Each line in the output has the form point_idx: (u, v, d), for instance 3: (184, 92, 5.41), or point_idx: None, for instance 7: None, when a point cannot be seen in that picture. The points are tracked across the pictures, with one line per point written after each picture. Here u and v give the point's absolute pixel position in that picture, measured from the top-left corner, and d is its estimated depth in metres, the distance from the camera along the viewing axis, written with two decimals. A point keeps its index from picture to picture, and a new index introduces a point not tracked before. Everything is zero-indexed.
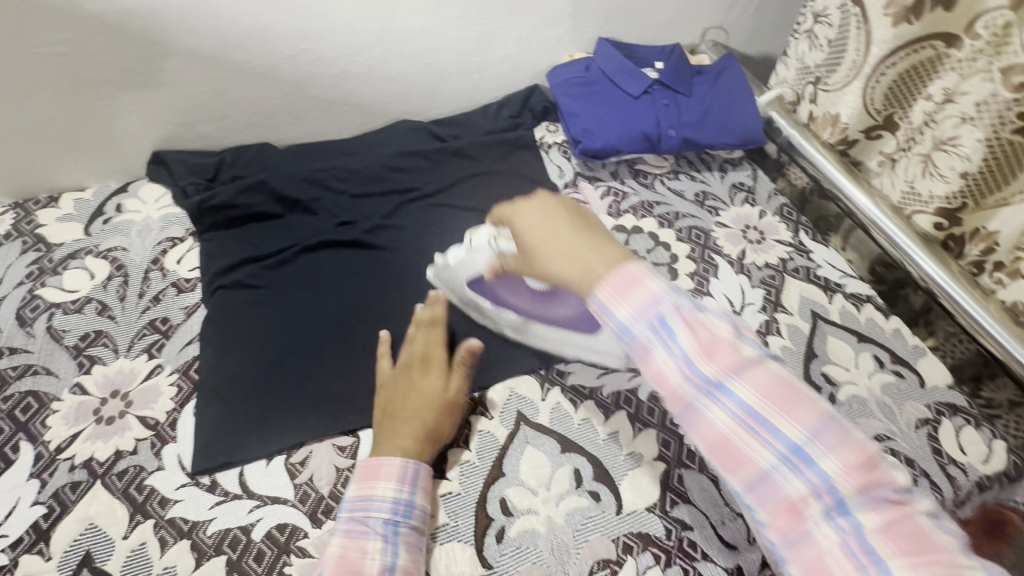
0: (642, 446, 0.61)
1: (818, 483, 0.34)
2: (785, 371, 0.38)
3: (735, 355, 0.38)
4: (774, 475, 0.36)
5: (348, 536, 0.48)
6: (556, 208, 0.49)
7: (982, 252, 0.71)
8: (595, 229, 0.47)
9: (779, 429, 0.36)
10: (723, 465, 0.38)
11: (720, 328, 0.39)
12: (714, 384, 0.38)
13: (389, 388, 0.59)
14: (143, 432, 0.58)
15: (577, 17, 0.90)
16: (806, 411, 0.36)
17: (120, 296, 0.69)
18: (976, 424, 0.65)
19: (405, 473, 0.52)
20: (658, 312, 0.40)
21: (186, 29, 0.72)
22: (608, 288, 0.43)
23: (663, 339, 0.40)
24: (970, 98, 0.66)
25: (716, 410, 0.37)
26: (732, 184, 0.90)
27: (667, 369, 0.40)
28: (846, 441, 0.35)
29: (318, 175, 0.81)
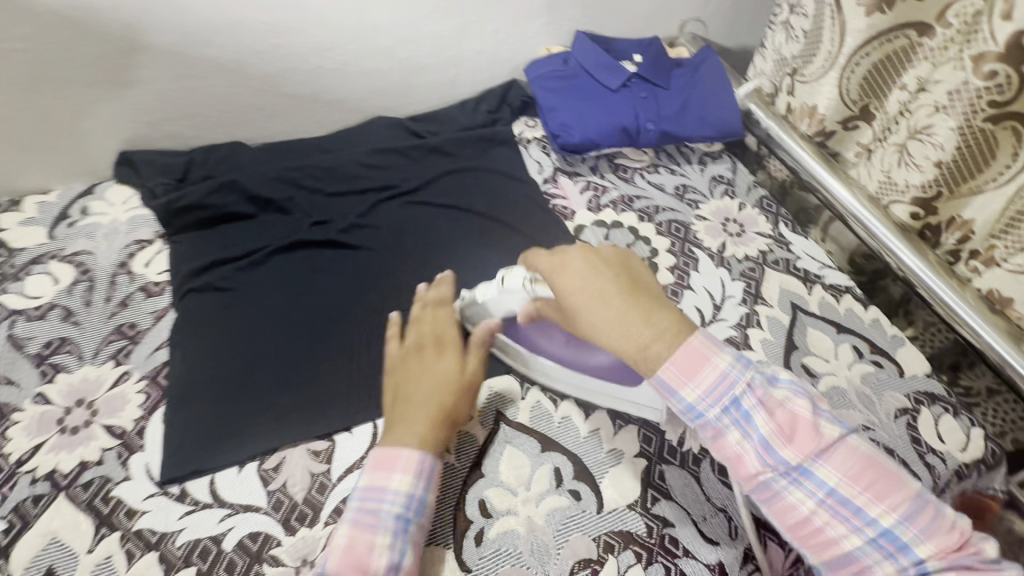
0: (623, 443, 0.61)
1: (906, 563, 0.38)
2: (862, 447, 0.42)
3: (814, 438, 0.41)
4: (859, 554, 0.39)
5: (355, 527, 0.45)
6: (602, 265, 0.48)
7: (958, 241, 0.72)
8: (643, 292, 0.47)
9: (866, 510, 0.40)
10: (807, 546, 0.41)
11: (796, 409, 0.43)
12: (796, 469, 0.41)
13: (400, 371, 0.56)
14: (110, 442, 0.56)
15: (554, 10, 0.89)
16: (888, 490, 0.40)
17: (85, 301, 0.67)
18: (954, 413, 0.65)
19: (421, 469, 0.48)
20: (735, 397, 0.43)
21: (149, 24, 0.69)
22: (673, 366, 0.44)
23: (740, 424, 0.43)
24: (943, 87, 0.65)
25: (800, 494, 0.41)
26: (712, 176, 0.89)
27: (741, 450, 0.43)
28: (929, 517, 0.39)
29: (292, 173, 0.79)
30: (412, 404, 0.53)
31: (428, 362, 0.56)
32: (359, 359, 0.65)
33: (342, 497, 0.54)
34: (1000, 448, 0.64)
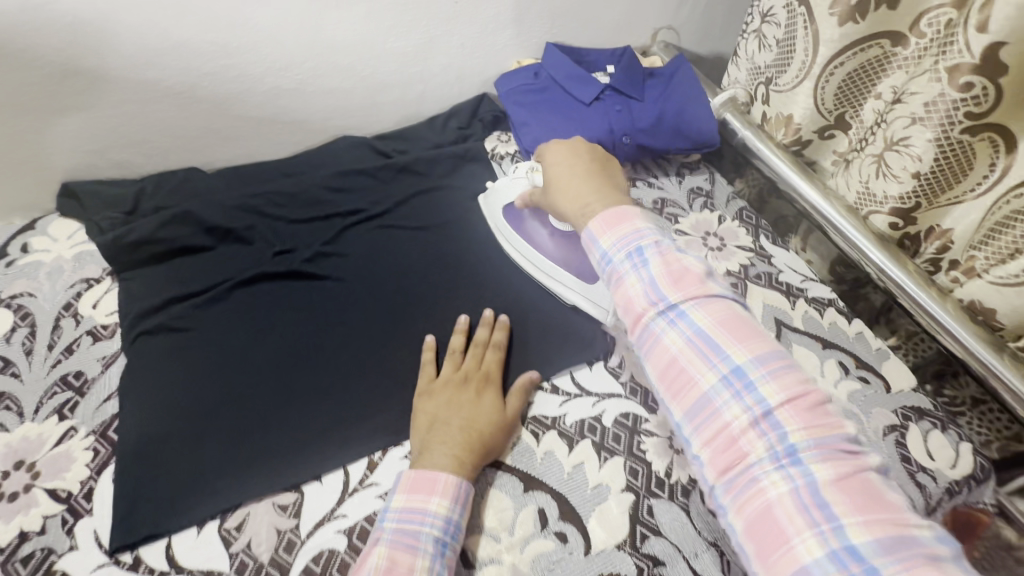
0: (609, 477, 0.58)
1: (757, 411, 0.39)
2: (741, 309, 0.44)
3: (699, 287, 0.44)
4: (716, 399, 0.40)
5: (394, 548, 0.46)
6: (582, 151, 0.60)
7: (937, 250, 0.71)
8: (608, 181, 0.56)
9: (730, 356, 0.41)
10: (672, 387, 0.43)
11: (692, 264, 0.46)
12: (675, 310, 0.44)
13: (440, 397, 0.59)
14: (53, 508, 0.51)
15: (522, 22, 0.86)
16: (756, 342, 0.42)
17: (26, 349, 0.62)
18: (942, 428, 0.64)
19: (459, 494, 0.51)
20: (638, 244, 0.47)
21: (83, 49, 0.64)
22: (599, 219, 0.50)
23: (636, 267, 0.46)
24: (920, 99, 0.64)
25: (673, 334, 0.43)
26: (690, 189, 0.88)
27: (633, 292, 0.46)
28: (793, 377, 0.40)
29: (252, 201, 0.75)
30: (450, 428, 0.56)
31: (471, 396, 0.59)
32: (327, 399, 0.61)
33: (312, 556, 0.50)
34: (988, 461, 0.64)
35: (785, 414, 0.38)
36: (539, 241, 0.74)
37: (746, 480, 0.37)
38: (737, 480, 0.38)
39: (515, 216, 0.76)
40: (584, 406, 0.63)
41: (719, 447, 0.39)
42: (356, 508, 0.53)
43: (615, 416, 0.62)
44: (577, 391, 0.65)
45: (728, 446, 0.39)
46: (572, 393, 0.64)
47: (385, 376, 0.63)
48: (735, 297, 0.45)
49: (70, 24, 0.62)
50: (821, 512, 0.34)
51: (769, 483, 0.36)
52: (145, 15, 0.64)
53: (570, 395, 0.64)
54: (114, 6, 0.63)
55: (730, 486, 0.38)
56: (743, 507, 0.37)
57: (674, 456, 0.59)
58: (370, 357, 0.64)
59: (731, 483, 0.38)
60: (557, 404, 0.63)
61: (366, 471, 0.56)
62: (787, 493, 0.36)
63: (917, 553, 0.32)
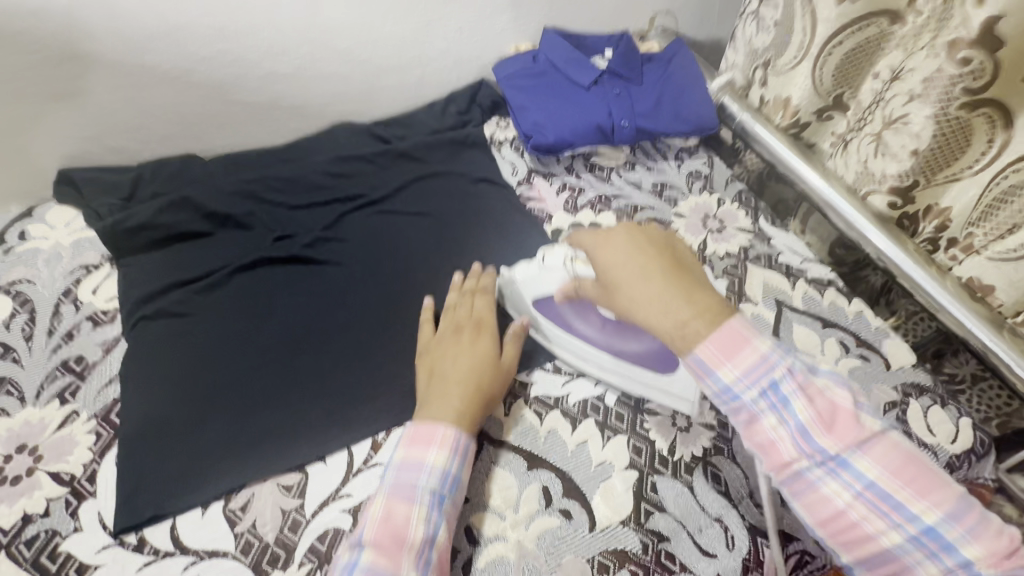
0: (613, 455, 0.58)
1: (952, 567, 0.38)
2: (904, 446, 0.42)
3: (855, 429, 0.43)
4: (901, 553, 0.40)
5: (392, 499, 0.48)
6: (647, 243, 0.51)
7: (936, 229, 0.72)
8: (687, 276, 0.50)
9: (913, 511, 0.40)
10: (843, 543, 0.41)
11: (838, 400, 0.44)
12: (834, 459, 0.42)
13: (436, 351, 0.60)
14: (56, 490, 0.51)
15: (520, 5, 0.85)
16: (935, 491, 0.40)
17: (25, 335, 0.61)
18: (942, 404, 0.64)
19: (456, 447, 0.51)
20: (773, 381, 0.44)
21: (78, 32, 0.64)
22: (711, 346, 0.46)
23: (777, 409, 0.44)
24: (917, 75, 0.64)
25: (838, 486, 0.42)
26: (689, 172, 0.88)
27: (776, 437, 0.44)
28: (979, 520, 0.39)
29: (250, 186, 0.75)
30: (447, 381, 0.56)
31: (465, 344, 0.59)
32: (330, 382, 0.61)
33: (318, 534, 0.50)
34: (988, 436, 0.64)
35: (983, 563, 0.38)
36: (589, 337, 0.63)
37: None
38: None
39: (555, 310, 0.65)
40: (588, 386, 0.63)
41: None
42: (360, 488, 0.53)
43: (618, 396, 0.63)
44: (580, 371, 0.65)
45: None
46: (575, 373, 0.64)
47: (387, 359, 0.63)
48: (891, 429, 0.44)
49: (65, 7, 0.62)
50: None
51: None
52: None
53: (573, 376, 0.64)
54: None
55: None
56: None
57: (678, 433, 0.60)
58: (372, 341, 0.64)
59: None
60: (560, 384, 0.63)
61: (369, 451, 0.56)
62: None
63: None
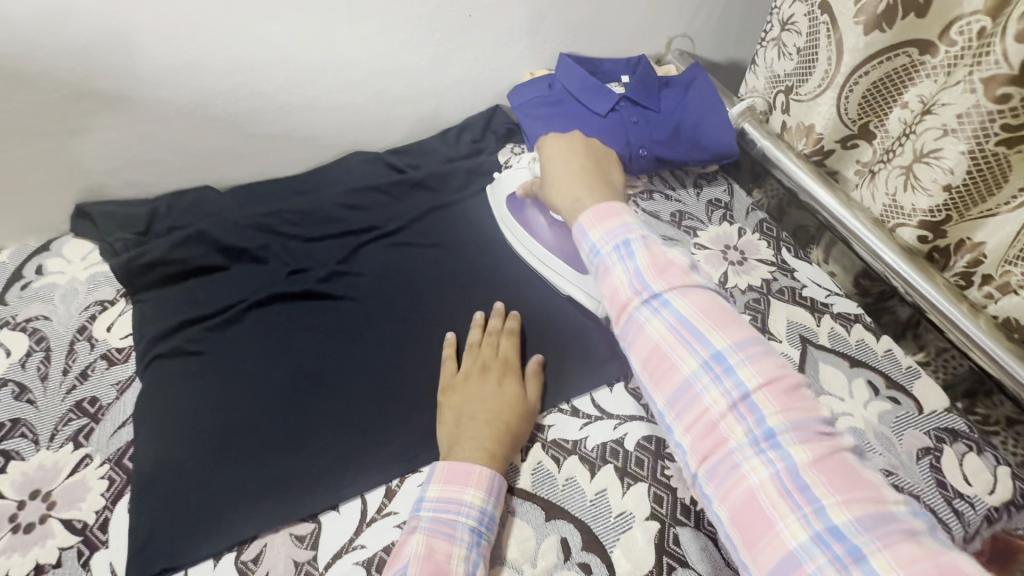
0: (633, 505, 0.56)
1: (736, 395, 0.39)
2: (722, 299, 0.45)
3: (681, 276, 0.46)
4: (696, 382, 0.41)
5: (431, 536, 0.47)
6: (580, 150, 0.63)
7: (968, 264, 0.69)
8: (597, 174, 0.59)
9: (711, 342, 0.42)
10: (654, 372, 0.43)
11: (676, 257, 0.47)
12: (659, 297, 0.45)
13: (463, 390, 0.59)
14: (69, 539, 0.51)
15: (536, 32, 0.84)
16: (736, 330, 0.42)
17: (41, 375, 0.61)
18: (978, 450, 0.62)
19: (492, 486, 0.51)
20: (626, 238, 0.48)
21: (96, 71, 0.64)
22: (590, 213, 0.52)
23: (623, 259, 0.47)
24: (952, 110, 0.61)
25: (656, 322, 0.44)
26: (708, 201, 0.86)
27: (619, 282, 0.47)
28: (771, 363, 0.41)
29: (265, 219, 0.75)
30: (478, 422, 0.56)
31: (493, 384, 0.59)
32: (344, 425, 0.60)
33: None
34: None
35: (763, 397, 0.39)
36: (536, 232, 0.74)
37: (728, 466, 0.38)
38: (720, 467, 0.38)
39: (518, 206, 0.77)
40: (606, 429, 0.61)
41: (698, 430, 0.40)
42: (374, 539, 0.52)
43: (637, 440, 0.60)
44: (598, 413, 0.63)
45: (709, 431, 0.39)
46: (593, 416, 0.63)
47: (402, 400, 0.62)
48: (718, 289, 0.46)
49: (83, 49, 0.62)
50: (802, 496, 0.35)
51: (749, 469, 0.37)
52: (158, 32, 0.64)
53: (590, 418, 0.62)
54: (128, 28, 0.62)
55: (714, 474, 0.38)
56: (728, 497, 0.37)
57: None
58: (386, 380, 0.63)
59: (714, 470, 0.38)
60: (577, 427, 0.61)
61: (384, 499, 0.55)
62: (771, 481, 0.36)
63: (896, 529, 0.33)
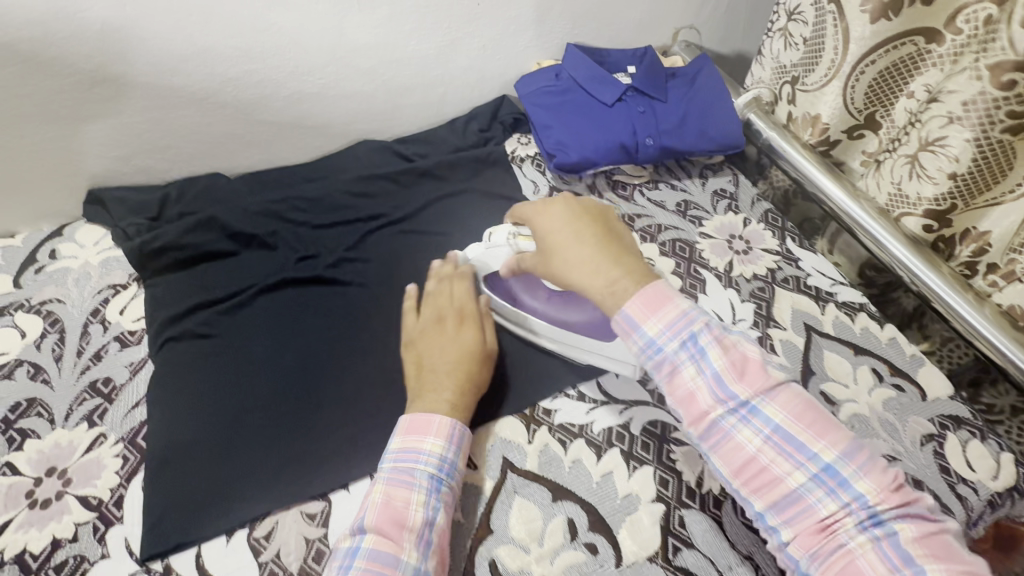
0: (639, 487, 0.57)
1: (849, 499, 0.40)
2: (808, 395, 0.44)
3: (763, 376, 0.44)
4: (803, 492, 0.41)
5: (391, 485, 0.49)
6: (580, 213, 0.54)
7: (974, 253, 0.70)
8: (615, 242, 0.52)
9: (815, 452, 0.41)
10: (753, 485, 0.43)
11: (748, 352, 0.45)
12: (745, 405, 0.43)
13: (422, 343, 0.61)
14: (84, 515, 0.52)
15: (543, 23, 0.85)
16: (832, 433, 0.42)
17: (56, 356, 0.62)
18: (982, 437, 0.62)
19: (452, 435, 0.53)
20: (691, 331, 0.46)
21: (107, 56, 0.64)
22: (636, 300, 0.47)
23: (694, 358, 0.45)
24: (958, 97, 0.62)
25: (748, 432, 0.43)
26: (713, 191, 0.86)
27: (695, 386, 0.45)
28: (874, 461, 0.41)
29: (274, 206, 0.76)
30: (440, 373, 0.58)
31: (451, 334, 0.61)
32: (352, 408, 0.60)
33: None
34: None
35: (872, 495, 0.39)
36: (534, 312, 0.67)
37: (838, 553, 0.38)
38: (830, 556, 0.39)
39: (506, 288, 0.69)
40: (612, 414, 0.62)
41: (814, 539, 0.40)
42: None
43: (644, 424, 0.61)
44: (604, 398, 0.63)
45: (820, 532, 0.40)
46: (599, 400, 0.63)
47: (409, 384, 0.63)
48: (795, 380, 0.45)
49: (95, 35, 0.63)
50: (900, 559, 0.37)
51: (856, 546, 0.38)
52: (172, 19, 0.65)
53: (597, 403, 0.63)
54: (140, 13, 0.63)
55: (821, 559, 0.39)
56: None
57: (705, 466, 0.58)
58: (394, 364, 0.64)
59: (826, 562, 0.38)
60: (584, 412, 0.62)
61: None
62: (884, 564, 0.37)
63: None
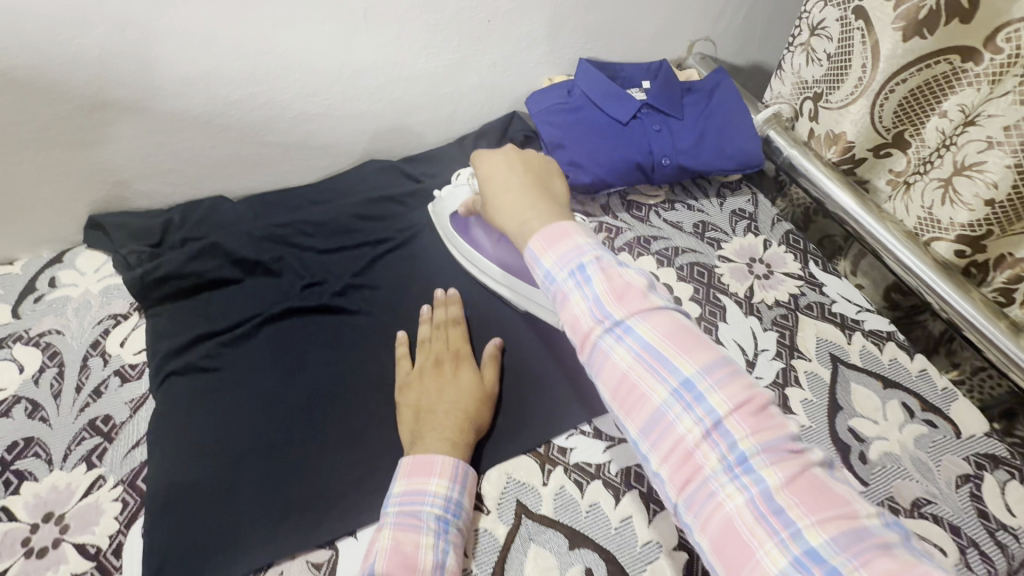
0: (660, 534, 0.54)
1: (709, 423, 0.35)
2: (685, 317, 0.41)
3: (641, 298, 0.40)
4: (669, 413, 0.37)
5: (398, 530, 0.47)
6: (517, 163, 0.55)
7: (1009, 280, 0.66)
8: (543, 192, 0.52)
9: (680, 370, 0.37)
10: (625, 406, 0.39)
11: (633, 277, 0.42)
12: (620, 325, 0.40)
13: (418, 387, 0.59)
14: (81, 565, 0.49)
15: (554, 38, 0.82)
16: (705, 356, 0.38)
17: (54, 391, 0.60)
18: (1021, 478, 0.59)
19: (456, 473, 0.52)
20: (579, 260, 0.43)
21: (109, 81, 0.62)
22: (540, 237, 0.46)
23: (579, 284, 0.42)
24: (999, 121, 0.60)
25: (621, 350, 0.39)
26: (731, 211, 0.84)
27: (578, 310, 0.42)
28: (742, 387, 0.36)
29: (278, 230, 0.73)
30: (438, 414, 0.56)
31: (449, 377, 0.60)
32: (359, 446, 0.58)
33: None
34: None
35: (736, 425, 0.35)
36: (482, 249, 0.70)
37: (705, 494, 0.34)
38: (697, 495, 0.34)
39: (460, 223, 0.72)
40: (630, 453, 0.59)
41: (678, 468, 0.36)
42: None
43: None
44: (621, 435, 0.61)
45: (686, 462, 0.35)
46: (616, 438, 0.60)
47: None
48: (677, 307, 0.42)
49: (97, 60, 0.60)
50: (778, 520, 0.32)
51: (726, 497, 0.33)
52: (175, 44, 0.62)
53: (615, 440, 0.60)
54: (143, 37, 0.61)
55: (691, 502, 0.35)
56: (707, 527, 0.34)
57: None
58: None
59: (691, 500, 0.34)
60: (601, 450, 0.59)
61: None
62: (749, 510, 0.33)
63: (871, 544, 0.30)
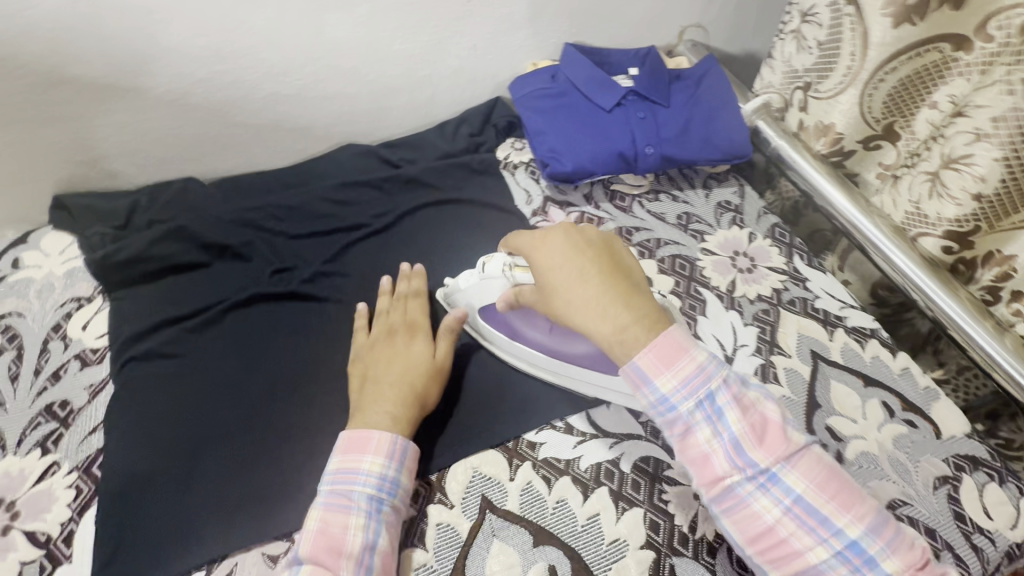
0: (628, 531, 0.52)
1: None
2: (826, 457, 0.45)
3: (783, 441, 0.44)
4: (823, 564, 0.41)
5: (328, 511, 0.47)
6: (582, 245, 0.50)
7: (996, 278, 0.65)
8: (623, 282, 0.49)
9: (833, 521, 0.41)
10: (772, 554, 0.42)
11: (768, 413, 0.45)
12: (764, 472, 0.43)
13: (369, 357, 0.58)
14: (30, 554, 0.48)
15: (538, 20, 0.79)
16: (850, 500, 0.42)
17: (12, 375, 0.59)
18: (1000, 480, 0.58)
19: (393, 450, 0.50)
20: (708, 391, 0.45)
21: (65, 55, 0.60)
22: (652, 355, 0.46)
23: (711, 421, 0.44)
24: (987, 112, 0.59)
25: (766, 500, 0.42)
26: (718, 203, 0.82)
27: (711, 450, 0.44)
28: (892, 532, 0.41)
29: (249, 214, 0.72)
30: (383, 385, 0.55)
31: (401, 350, 0.58)
32: (322, 437, 0.57)
33: None
34: None
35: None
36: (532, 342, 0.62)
37: None
38: None
39: (498, 319, 0.63)
40: (601, 449, 0.58)
41: None
42: None
43: (635, 461, 0.57)
44: (594, 431, 0.59)
45: None
46: (587, 433, 0.59)
47: None
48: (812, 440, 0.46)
49: (51, 33, 0.58)
50: None
51: None
52: (133, 19, 0.60)
53: (585, 436, 0.59)
54: (98, 9, 0.58)
55: None
56: None
57: (699, 508, 0.54)
58: None
59: None
60: (571, 446, 0.58)
61: None
62: None
63: None
